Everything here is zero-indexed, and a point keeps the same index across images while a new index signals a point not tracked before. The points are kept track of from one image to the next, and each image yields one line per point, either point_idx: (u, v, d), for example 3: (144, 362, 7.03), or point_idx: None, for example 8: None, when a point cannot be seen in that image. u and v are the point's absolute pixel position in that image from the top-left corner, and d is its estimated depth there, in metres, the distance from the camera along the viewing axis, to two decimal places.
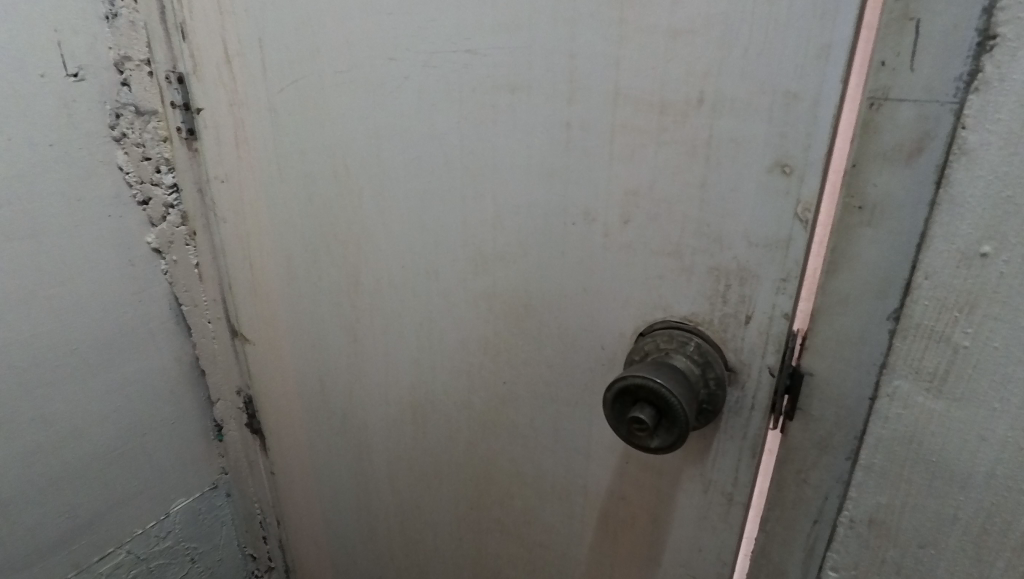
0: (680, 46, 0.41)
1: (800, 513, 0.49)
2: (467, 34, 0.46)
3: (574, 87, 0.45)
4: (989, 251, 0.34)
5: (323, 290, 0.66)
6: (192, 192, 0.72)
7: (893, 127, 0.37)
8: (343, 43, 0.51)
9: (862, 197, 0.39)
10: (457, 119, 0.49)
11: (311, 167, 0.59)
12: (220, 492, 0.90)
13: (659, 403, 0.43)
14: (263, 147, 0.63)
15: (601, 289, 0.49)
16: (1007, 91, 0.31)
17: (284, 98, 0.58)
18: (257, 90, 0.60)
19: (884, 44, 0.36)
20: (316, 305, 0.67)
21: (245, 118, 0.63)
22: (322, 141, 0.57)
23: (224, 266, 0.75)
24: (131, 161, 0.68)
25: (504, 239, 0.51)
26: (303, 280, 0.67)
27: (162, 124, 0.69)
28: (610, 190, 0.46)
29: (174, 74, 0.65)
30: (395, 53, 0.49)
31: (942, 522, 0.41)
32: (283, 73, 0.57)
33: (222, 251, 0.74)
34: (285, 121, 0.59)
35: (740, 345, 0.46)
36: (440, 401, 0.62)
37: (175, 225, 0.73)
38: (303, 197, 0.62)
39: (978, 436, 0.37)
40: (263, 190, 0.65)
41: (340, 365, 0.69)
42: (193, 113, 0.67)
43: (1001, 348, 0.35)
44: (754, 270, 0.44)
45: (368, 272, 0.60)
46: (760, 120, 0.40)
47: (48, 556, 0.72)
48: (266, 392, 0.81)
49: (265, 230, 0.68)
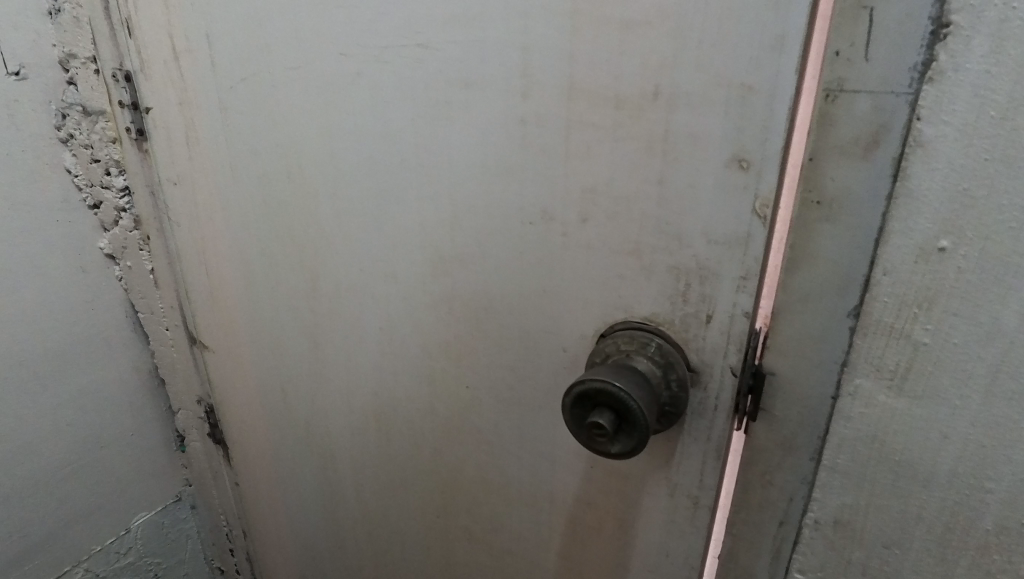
0: (634, 39, 0.37)
1: (766, 515, 0.45)
2: (420, 28, 0.45)
3: (528, 82, 0.42)
4: (947, 245, 0.31)
5: (300, 288, 0.66)
6: (145, 195, 0.77)
7: (849, 121, 0.34)
8: (299, 41, 0.53)
9: (820, 191, 0.36)
10: (412, 115, 0.49)
11: (268, 169, 0.62)
12: (184, 505, 0.98)
13: (619, 407, 0.38)
14: (216, 143, 0.66)
15: (559, 291, 0.47)
16: (961, 82, 0.29)
17: (262, 97, 0.59)
18: (214, 89, 0.63)
19: (838, 35, 0.33)
20: (295, 302, 0.68)
21: (229, 117, 0.63)
22: (293, 137, 0.58)
23: (178, 269, 0.80)
24: (80, 163, 0.74)
25: (462, 238, 0.50)
26: (284, 275, 0.67)
27: (110, 125, 0.74)
28: (569, 189, 0.43)
29: (120, 72, 0.70)
30: (345, 48, 0.50)
31: (907, 521, 0.38)
32: (238, 72, 0.60)
33: (177, 255, 0.79)
34: (239, 119, 0.62)
35: (703, 345, 0.42)
36: (412, 397, 0.62)
37: (127, 229, 0.79)
38: (281, 193, 0.62)
39: (940, 435, 0.35)
40: (218, 193, 0.69)
41: (319, 362, 0.69)
42: (141, 112, 0.72)
43: (961, 344, 0.33)
44: (714, 268, 0.40)
45: (338, 268, 0.61)
46: (716, 116, 0.36)
47: (27, 560, 0.80)
48: (252, 390, 0.81)
49: (248, 227, 0.68)
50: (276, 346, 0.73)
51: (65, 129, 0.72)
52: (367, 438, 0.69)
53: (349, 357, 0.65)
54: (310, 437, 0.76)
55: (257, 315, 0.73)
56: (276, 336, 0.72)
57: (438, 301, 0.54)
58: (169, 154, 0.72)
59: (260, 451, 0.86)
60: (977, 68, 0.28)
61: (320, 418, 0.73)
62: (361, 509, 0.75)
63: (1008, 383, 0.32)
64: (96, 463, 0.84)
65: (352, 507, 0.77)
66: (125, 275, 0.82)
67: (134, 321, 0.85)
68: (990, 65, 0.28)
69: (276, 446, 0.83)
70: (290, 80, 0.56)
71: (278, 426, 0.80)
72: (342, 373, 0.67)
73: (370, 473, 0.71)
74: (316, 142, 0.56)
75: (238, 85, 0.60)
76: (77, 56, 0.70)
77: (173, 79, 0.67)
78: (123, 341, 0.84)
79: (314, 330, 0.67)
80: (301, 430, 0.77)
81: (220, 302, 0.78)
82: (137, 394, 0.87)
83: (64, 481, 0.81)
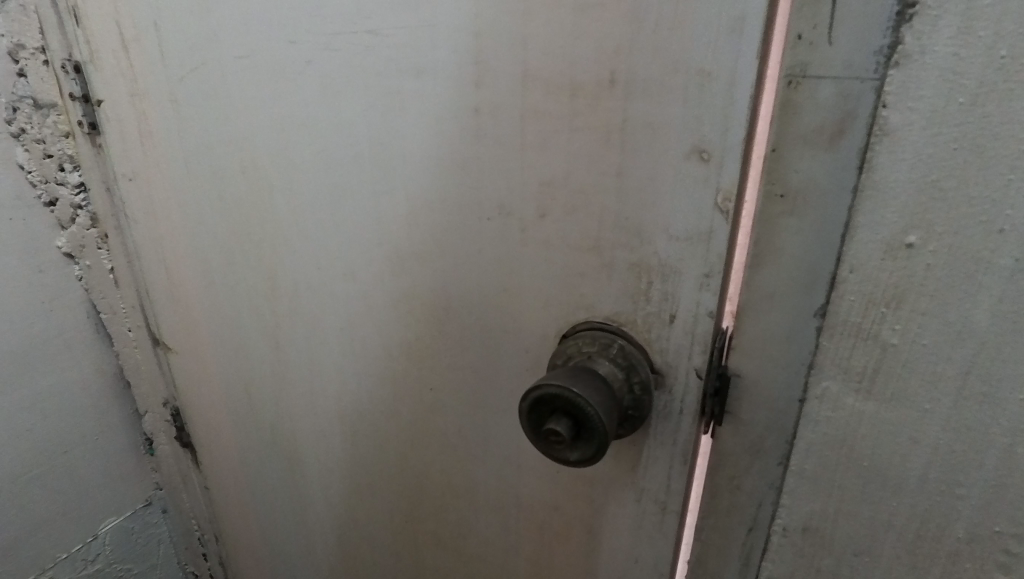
0: (588, 22, 0.35)
1: (735, 521, 0.43)
2: (368, 12, 0.43)
3: (480, 70, 0.40)
4: (915, 241, 0.30)
5: (260, 288, 0.63)
6: (101, 191, 0.73)
7: (813, 109, 0.32)
8: (246, 29, 0.50)
9: (784, 184, 0.34)
10: (363, 106, 0.46)
11: (222, 164, 0.60)
12: (154, 508, 0.94)
13: (576, 413, 0.36)
14: (169, 138, 0.63)
15: (519, 290, 0.45)
16: (928, 66, 0.27)
17: (212, 87, 0.56)
18: (163, 80, 0.60)
19: (800, 16, 0.31)
20: (254, 303, 0.65)
21: (181, 109, 0.61)
22: (244, 130, 0.56)
23: (138, 269, 0.77)
24: (33, 159, 0.69)
25: (419, 236, 0.48)
26: (243, 274, 0.64)
27: (63, 118, 0.70)
28: (525, 183, 0.41)
29: (70, 63, 0.66)
30: (293, 36, 0.48)
31: (876, 528, 0.36)
32: (187, 62, 0.57)
33: (136, 254, 0.76)
34: (191, 112, 0.59)
35: (666, 346, 0.40)
36: (375, 400, 0.59)
37: (84, 228, 0.75)
38: (236, 188, 0.60)
39: (910, 439, 0.33)
40: (174, 190, 0.67)
41: (282, 364, 0.66)
42: (93, 105, 0.68)
43: (930, 345, 0.31)
44: (676, 265, 0.38)
45: (296, 267, 0.58)
46: (675, 105, 0.34)
47: None
48: (217, 392, 0.78)
49: (204, 224, 0.65)
50: (238, 348, 0.71)
51: (16, 122, 0.68)
52: (332, 442, 0.67)
53: (311, 358, 0.63)
54: (276, 440, 0.74)
55: (218, 315, 0.71)
56: (237, 337, 0.70)
57: (398, 300, 0.52)
58: (122, 149, 0.69)
59: (227, 455, 0.83)
60: (945, 51, 0.26)
61: (285, 421, 0.71)
62: (330, 514, 0.73)
63: (979, 386, 0.31)
64: (60, 471, 0.80)
65: (320, 512, 0.75)
66: (85, 274, 0.78)
67: (96, 322, 0.80)
68: (958, 48, 0.26)
69: (242, 449, 0.80)
70: (239, 69, 0.53)
71: (244, 429, 0.78)
72: (304, 375, 0.65)
73: (337, 478, 0.69)
74: (269, 134, 0.54)
75: (189, 76, 0.57)
76: (26, 46, 0.66)
77: (123, 71, 0.64)
78: (85, 343, 0.80)
79: (275, 331, 0.65)
80: (266, 434, 0.75)
81: (180, 302, 0.75)
82: (103, 397, 0.84)
83: (27, 490, 0.77)
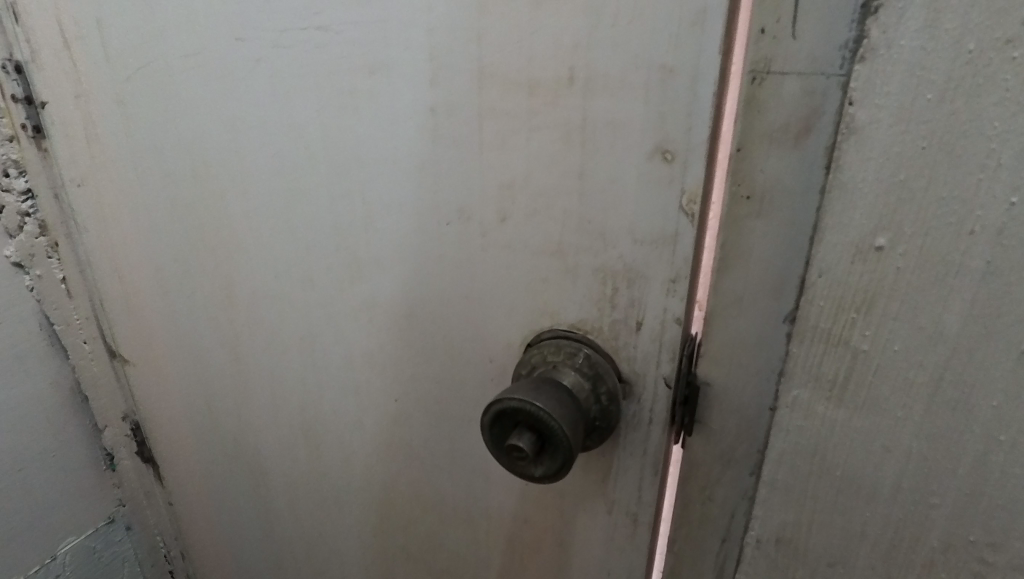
0: (545, 16, 0.33)
1: (708, 532, 0.42)
2: (317, 8, 0.40)
3: (435, 67, 0.38)
4: (884, 243, 0.28)
5: (217, 297, 0.61)
6: (50, 199, 0.67)
7: (778, 106, 0.30)
8: (191, 24, 0.47)
9: (750, 185, 0.32)
10: (317, 107, 0.44)
11: (171, 166, 0.56)
12: (118, 526, 0.86)
13: (539, 428, 0.34)
14: (117, 143, 0.60)
15: (483, 297, 0.43)
16: (895, 60, 0.26)
17: (158, 86, 0.53)
18: (107, 80, 0.57)
19: (763, 9, 0.29)
20: (211, 313, 0.62)
21: (128, 110, 0.57)
22: (194, 132, 0.53)
23: (92, 279, 0.71)
24: None
25: (379, 242, 0.46)
26: (198, 283, 0.61)
27: (6, 121, 0.63)
28: (486, 186, 0.39)
29: (10, 63, 0.60)
30: (242, 33, 0.45)
31: (850, 539, 0.35)
32: (130, 60, 0.53)
33: (90, 264, 0.70)
34: (137, 113, 0.56)
35: (634, 354, 0.39)
36: (340, 412, 0.57)
37: (33, 236, 0.67)
38: (187, 193, 0.56)
39: (883, 448, 0.32)
40: (122, 194, 0.63)
41: (243, 376, 0.64)
42: (38, 107, 0.62)
43: (901, 351, 0.30)
44: (642, 270, 0.36)
45: (253, 275, 0.56)
46: (636, 103, 0.33)
47: None
48: (177, 406, 0.75)
49: (156, 231, 0.62)
50: (196, 360, 0.68)
51: None
52: (298, 455, 0.64)
53: (273, 370, 0.60)
54: (241, 454, 0.71)
55: (173, 327, 0.67)
56: (196, 349, 0.67)
57: (359, 309, 0.50)
58: (69, 151, 0.64)
59: (191, 469, 0.80)
60: (912, 45, 0.25)
61: (249, 435, 0.68)
62: (298, 529, 0.71)
63: (953, 393, 0.30)
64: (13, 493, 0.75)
65: (287, 527, 0.72)
66: (37, 285, 0.69)
67: (51, 335, 0.73)
68: (925, 42, 0.25)
69: (206, 464, 0.77)
70: (186, 67, 0.50)
71: (206, 443, 0.75)
72: (266, 387, 0.62)
73: (303, 492, 0.67)
74: (219, 136, 0.51)
75: (135, 76, 0.54)
76: None
77: (65, 70, 0.59)
78: (40, 359, 0.73)
79: (235, 342, 0.62)
80: (231, 448, 0.72)
81: (137, 312, 0.71)
82: None
83: None
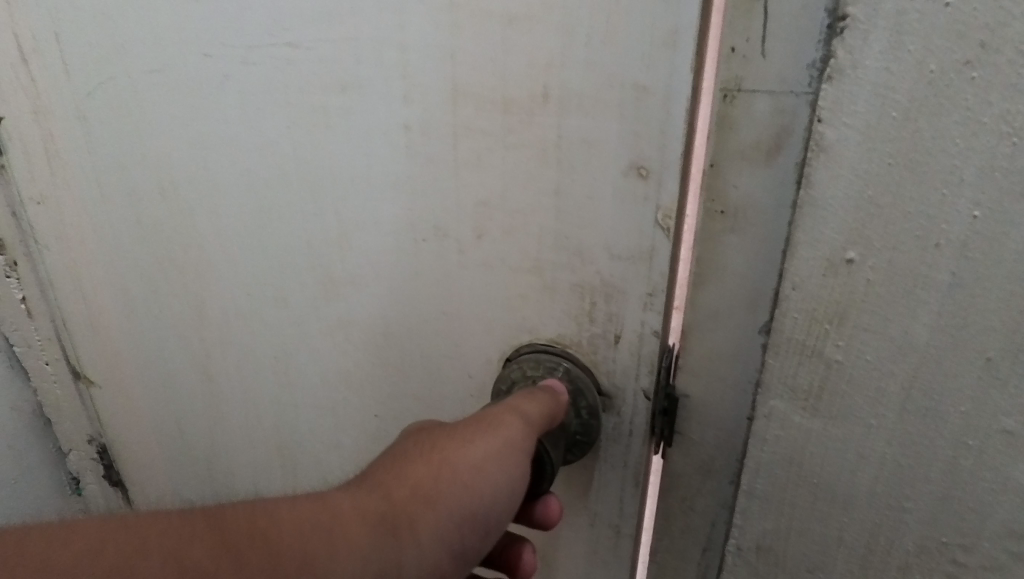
0: (517, 35, 0.33)
1: (689, 540, 0.42)
2: (287, 23, 0.40)
3: (408, 84, 0.37)
4: (854, 257, 0.29)
5: (186, 317, 0.59)
6: (6, 216, 0.63)
7: (748, 123, 0.31)
8: (154, 39, 0.46)
9: (724, 200, 0.33)
10: (287, 124, 0.43)
11: (135, 184, 0.55)
12: None
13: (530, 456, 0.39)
14: (77, 160, 0.57)
15: (461, 313, 0.43)
16: (862, 80, 0.26)
17: (120, 104, 0.51)
18: (64, 94, 0.54)
19: (733, 30, 0.30)
20: (181, 332, 0.61)
21: (89, 126, 0.54)
22: (160, 148, 0.51)
23: (53, 300, 0.68)
24: None
25: (353, 259, 0.45)
26: (166, 302, 0.60)
27: None
28: (462, 203, 0.39)
29: None
30: (208, 49, 0.44)
31: (828, 545, 0.36)
32: (88, 74, 0.51)
33: (49, 284, 0.67)
34: (97, 130, 0.54)
35: (613, 367, 0.39)
36: (316, 431, 0.56)
37: None
38: (153, 211, 0.55)
39: (858, 455, 0.33)
40: (88, 213, 0.60)
41: (215, 396, 0.62)
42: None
43: (873, 361, 0.31)
44: (619, 286, 0.37)
45: (224, 294, 0.55)
46: (611, 120, 0.33)
47: None
48: (144, 428, 0.73)
49: (121, 250, 0.60)
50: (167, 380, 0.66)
51: None
52: (273, 474, 0.63)
53: (246, 388, 0.59)
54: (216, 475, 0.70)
55: (144, 346, 0.65)
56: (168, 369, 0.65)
57: (333, 326, 0.49)
58: (26, 168, 0.59)
59: (160, 492, 0.78)
60: (876, 66, 0.26)
61: (223, 456, 0.66)
62: None
63: (922, 400, 0.30)
64: None
65: None
66: None
67: (9, 357, 0.72)
68: (889, 63, 0.26)
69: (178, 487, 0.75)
70: (151, 84, 0.48)
71: (177, 465, 0.72)
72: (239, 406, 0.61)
73: None
74: (186, 149, 0.50)
75: (95, 90, 0.52)
76: None
77: (20, 82, 0.55)
78: None
79: (206, 362, 0.60)
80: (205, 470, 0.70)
81: (100, 334, 0.68)
82: (17, 438, 0.76)
83: None
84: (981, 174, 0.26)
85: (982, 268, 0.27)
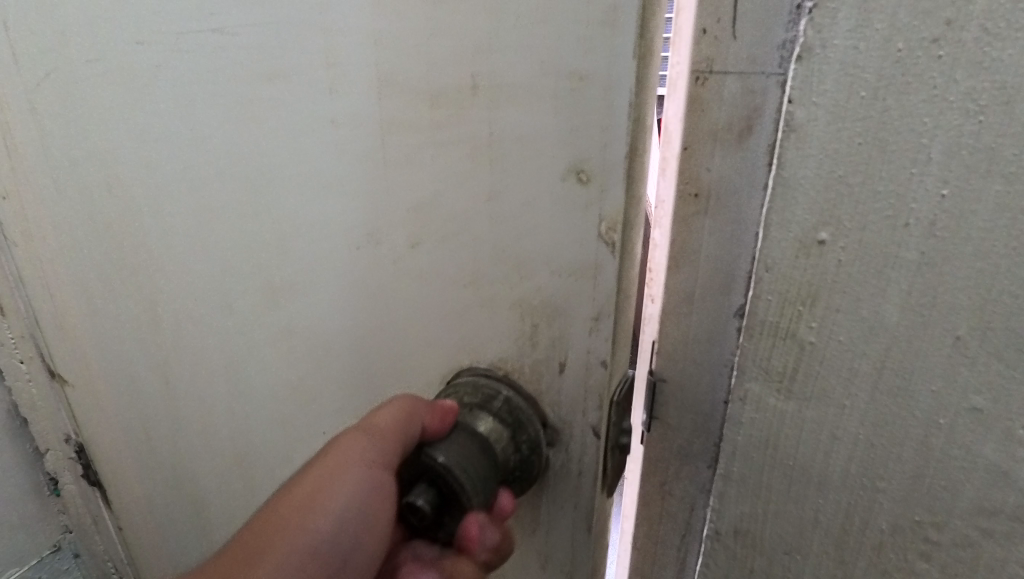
0: (444, 21, 0.33)
1: (669, 527, 0.42)
2: (212, 9, 0.39)
3: (333, 75, 0.37)
4: (826, 238, 0.29)
5: (141, 318, 0.58)
6: None
7: (719, 105, 0.31)
8: (94, 30, 0.45)
9: (697, 183, 0.33)
10: (220, 118, 0.43)
11: (87, 180, 0.54)
12: (64, 554, 0.85)
13: (441, 483, 0.35)
14: (34, 152, 0.55)
15: (401, 326, 0.42)
16: (829, 60, 0.26)
17: (67, 99, 0.50)
18: (17, 87, 0.52)
19: (704, 10, 0.30)
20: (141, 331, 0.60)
21: (41, 120, 0.53)
22: (104, 144, 0.50)
23: (25, 296, 0.66)
24: None
25: (293, 266, 0.45)
26: (122, 301, 0.59)
27: None
28: (395, 206, 0.39)
29: None
30: (141, 38, 0.43)
31: (804, 526, 0.36)
32: (36, 68, 0.50)
33: (21, 279, 0.65)
34: (49, 124, 0.53)
35: (557, 399, 0.40)
36: (270, 441, 0.55)
37: None
38: (107, 210, 0.54)
39: (831, 436, 0.33)
40: (48, 206, 0.58)
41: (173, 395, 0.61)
42: None
43: (845, 342, 0.31)
44: (562, 303, 0.37)
45: (173, 297, 0.54)
46: (546, 116, 0.33)
47: None
48: (113, 429, 0.71)
49: (79, 247, 0.58)
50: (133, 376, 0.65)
51: None
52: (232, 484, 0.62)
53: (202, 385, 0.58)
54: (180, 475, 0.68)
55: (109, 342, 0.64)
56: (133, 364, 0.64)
57: (278, 336, 0.49)
58: None
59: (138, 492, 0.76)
60: (844, 44, 0.26)
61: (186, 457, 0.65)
62: None
63: (893, 380, 0.30)
64: None
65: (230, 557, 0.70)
66: None
67: None
68: (857, 41, 0.26)
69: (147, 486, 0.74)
70: (93, 80, 0.48)
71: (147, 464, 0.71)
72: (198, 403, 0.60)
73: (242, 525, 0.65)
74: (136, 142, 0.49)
75: (44, 84, 0.50)
76: None
77: None
78: None
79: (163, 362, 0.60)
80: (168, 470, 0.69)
81: (69, 332, 0.66)
82: None
83: None
84: (948, 153, 0.26)
85: (951, 247, 0.27)
